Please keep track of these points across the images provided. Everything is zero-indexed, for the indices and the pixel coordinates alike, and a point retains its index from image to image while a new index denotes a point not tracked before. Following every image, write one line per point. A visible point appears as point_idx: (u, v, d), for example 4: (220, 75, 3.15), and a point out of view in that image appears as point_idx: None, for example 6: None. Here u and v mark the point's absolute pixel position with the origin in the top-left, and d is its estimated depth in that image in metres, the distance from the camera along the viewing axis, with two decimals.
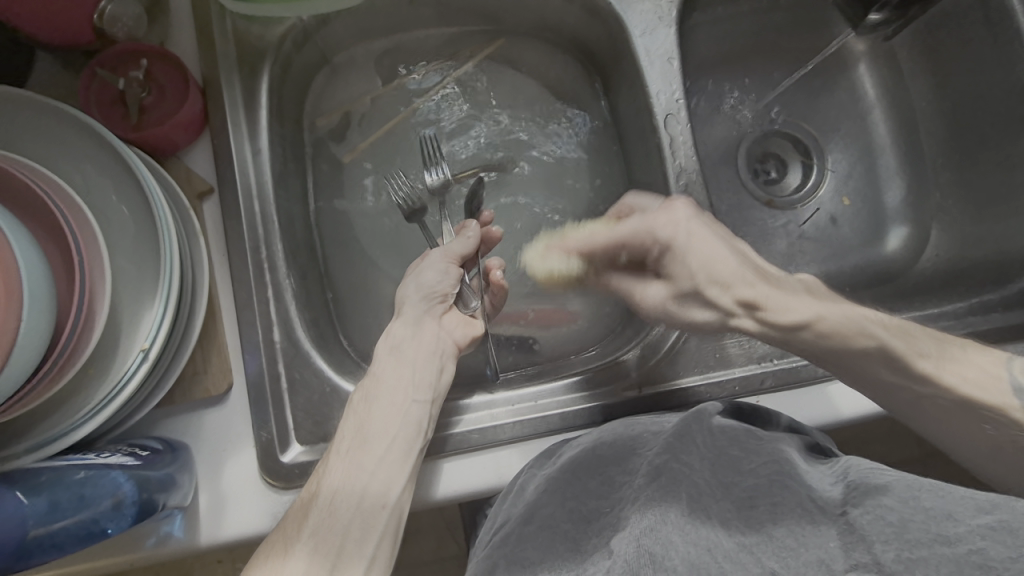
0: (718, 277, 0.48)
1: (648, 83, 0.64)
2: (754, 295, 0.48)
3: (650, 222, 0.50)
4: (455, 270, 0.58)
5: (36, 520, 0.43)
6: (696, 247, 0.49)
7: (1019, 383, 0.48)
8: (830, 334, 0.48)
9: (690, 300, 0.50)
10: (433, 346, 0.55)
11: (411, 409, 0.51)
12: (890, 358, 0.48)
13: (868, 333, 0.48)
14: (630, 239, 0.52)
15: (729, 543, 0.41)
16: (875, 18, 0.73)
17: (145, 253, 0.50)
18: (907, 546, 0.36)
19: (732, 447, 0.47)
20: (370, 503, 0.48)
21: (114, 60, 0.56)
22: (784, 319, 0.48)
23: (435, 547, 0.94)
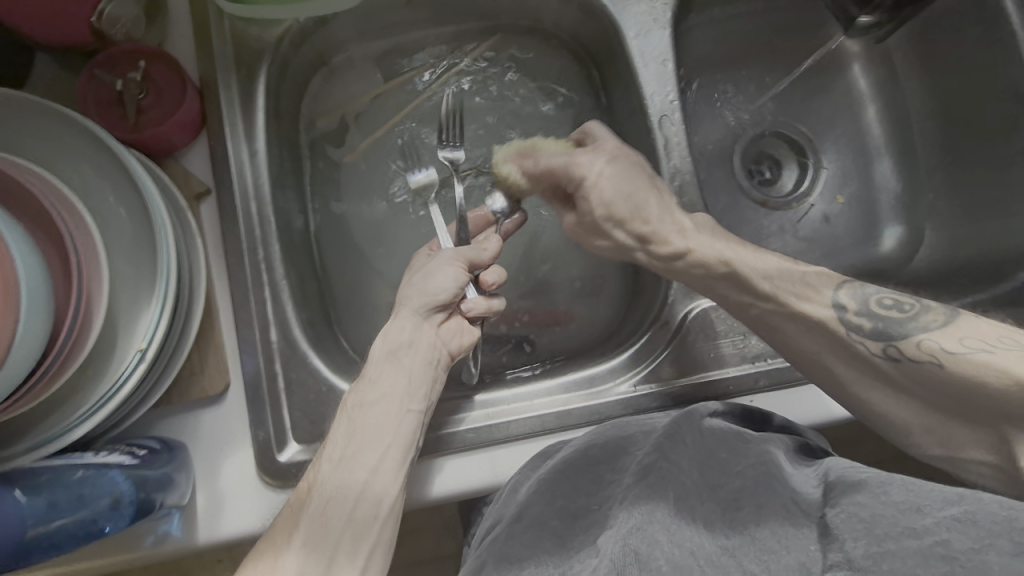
0: (617, 215, 0.56)
1: (643, 84, 0.64)
2: (648, 231, 0.55)
3: (574, 159, 0.57)
4: (461, 277, 0.56)
5: (35, 519, 0.44)
6: (597, 190, 0.56)
7: (838, 301, 0.49)
8: (700, 267, 0.54)
9: (592, 232, 0.59)
10: (428, 357, 0.55)
11: (405, 419, 0.52)
12: (739, 282, 0.52)
13: (725, 262, 0.53)
14: (560, 169, 0.58)
15: (712, 546, 0.42)
16: (866, 21, 0.73)
17: (143, 254, 0.51)
18: (876, 540, 0.37)
19: (721, 449, 0.47)
20: (363, 508, 0.49)
21: (113, 61, 0.56)
22: (660, 253, 0.55)
23: (432, 545, 0.95)
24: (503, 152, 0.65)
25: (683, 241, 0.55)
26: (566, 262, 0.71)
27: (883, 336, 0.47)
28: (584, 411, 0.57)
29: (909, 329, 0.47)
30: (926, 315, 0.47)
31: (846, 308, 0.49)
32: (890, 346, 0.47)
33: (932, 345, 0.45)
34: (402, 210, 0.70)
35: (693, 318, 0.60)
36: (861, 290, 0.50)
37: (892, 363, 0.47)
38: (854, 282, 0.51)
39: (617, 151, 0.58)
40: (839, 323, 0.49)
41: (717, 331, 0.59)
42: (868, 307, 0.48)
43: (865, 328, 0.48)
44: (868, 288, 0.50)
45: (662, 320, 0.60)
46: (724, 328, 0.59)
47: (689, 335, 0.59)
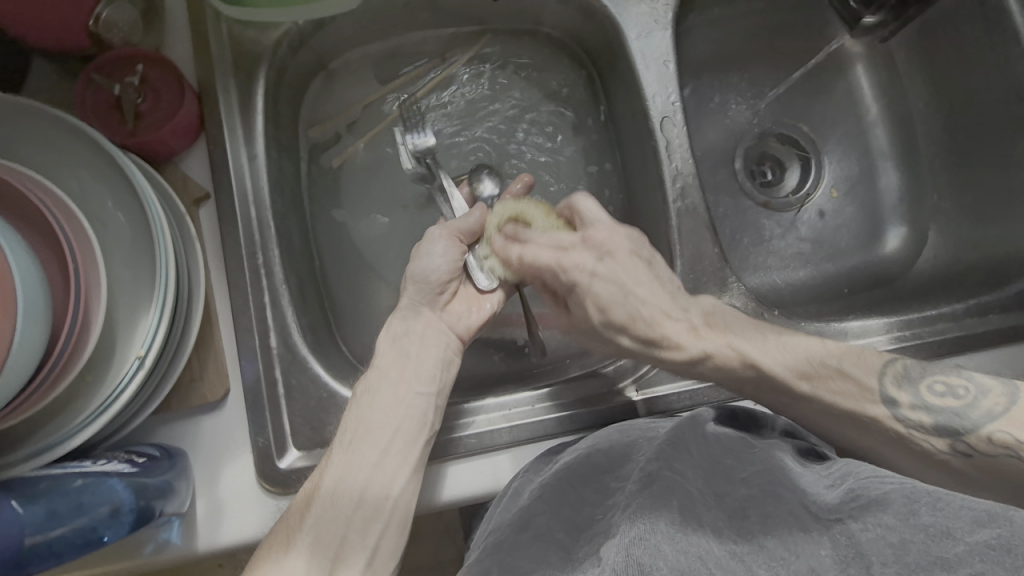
0: (617, 319, 0.53)
1: (644, 85, 0.64)
2: (656, 336, 0.52)
3: (561, 260, 0.53)
4: (453, 251, 0.57)
5: (33, 528, 0.44)
6: (594, 294, 0.52)
7: (886, 395, 0.48)
8: (720, 369, 0.52)
9: (597, 336, 0.55)
10: (434, 343, 0.55)
11: (414, 401, 0.52)
12: (776, 385, 0.51)
13: (748, 363, 0.51)
14: (548, 273, 0.54)
15: (720, 551, 0.42)
16: (871, 20, 0.73)
17: (141, 260, 0.50)
18: (908, 569, 0.37)
19: (726, 456, 0.48)
20: (372, 488, 0.49)
21: (111, 65, 0.56)
22: (676, 358, 0.52)
23: (434, 550, 0.95)
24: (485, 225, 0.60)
25: (696, 343, 0.52)
26: None
27: (947, 432, 0.46)
28: (587, 416, 0.56)
29: (973, 420, 0.46)
30: (984, 399, 0.46)
31: (898, 401, 0.48)
32: (959, 442, 0.46)
33: (1004, 437, 0.44)
34: (402, 214, 0.70)
35: None
36: (906, 376, 0.49)
37: (963, 460, 0.46)
38: (898, 365, 0.50)
39: (614, 240, 0.54)
40: (894, 419, 0.48)
41: None
42: (920, 398, 0.48)
43: (925, 425, 0.47)
44: (914, 375, 0.49)
45: None
46: None
47: None
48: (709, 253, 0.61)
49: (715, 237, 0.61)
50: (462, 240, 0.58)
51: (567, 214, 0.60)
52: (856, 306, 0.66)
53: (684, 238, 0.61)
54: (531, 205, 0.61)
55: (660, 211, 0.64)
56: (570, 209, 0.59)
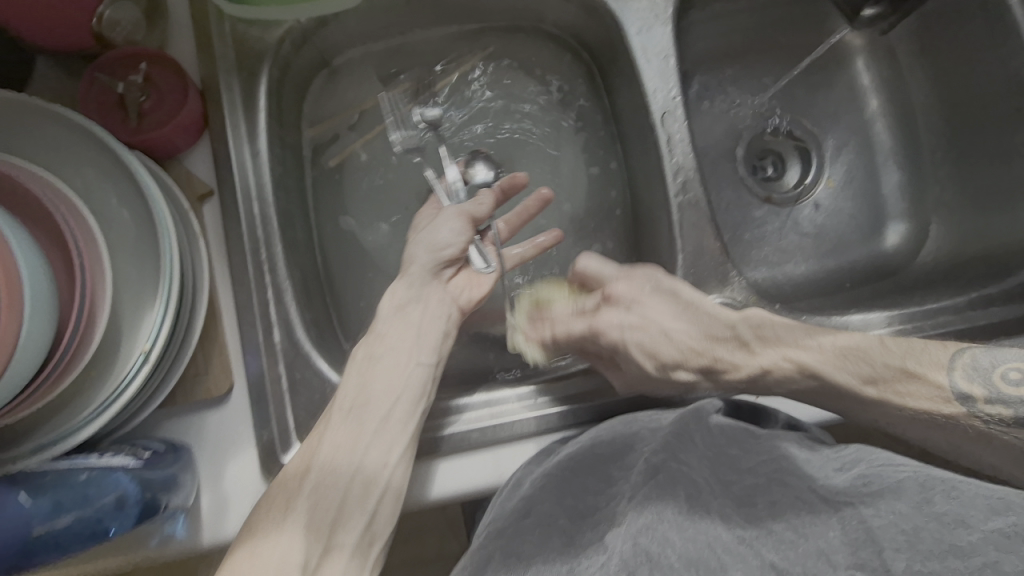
0: (668, 359, 0.59)
1: (644, 80, 0.64)
2: (707, 362, 0.58)
3: (593, 325, 0.59)
4: (464, 233, 0.59)
5: (39, 520, 0.44)
6: (627, 359, 0.58)
7: (960, 391, 0.51)
8: (783, 380, 0.56)
9: (668, 374, 0.58)
10: (434, 311, 0.57)
11: (415, 371, 0.53)
12: (840, 391, 0.54)
13: (803, 369, 0.55)
14: (588, 340, 0.59)
15: (727, 536, 0.45)
16: (870, 13, 0.74)
17: (145, 256, 0.51)
18: (920, 557, 0.41)
19: (732, 446, 0.47)
20: (374, 451, 0.49)
21: (115, 63, 0.56)
22: (737, 377, 0.58)
23: (437, 545, 0.95)
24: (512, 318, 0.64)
25: (751, 361, 0.57)
26: (569, 259, 0.71)
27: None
28: (589, 409, 0.56)
29: None
30: None
31: (972, 396, 0.51)
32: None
33: None
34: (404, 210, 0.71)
35: None
36: (979, 367, 0.51)
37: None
38: (971, 355, 0.52)
39: (631, 292, 0.60)
40: (970, 414, 0.51)
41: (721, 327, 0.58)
42: (991, 384, 0.51)
43: (1005, 416, 0.50)
44: (983, 362, 0.51)
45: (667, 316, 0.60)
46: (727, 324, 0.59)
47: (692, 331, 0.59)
48: (711, 247, 0.61)
49: (717, 230, 0.61)
50: (472, 223, 0.60)
51: (579, 278, 0.64)
52: (858, 300, 0.66)
53: (685, 232, 0.61)
54: (547, 286, 0.66)
55: (662, 205, 0.64)
56: (582, 272, 0.63)
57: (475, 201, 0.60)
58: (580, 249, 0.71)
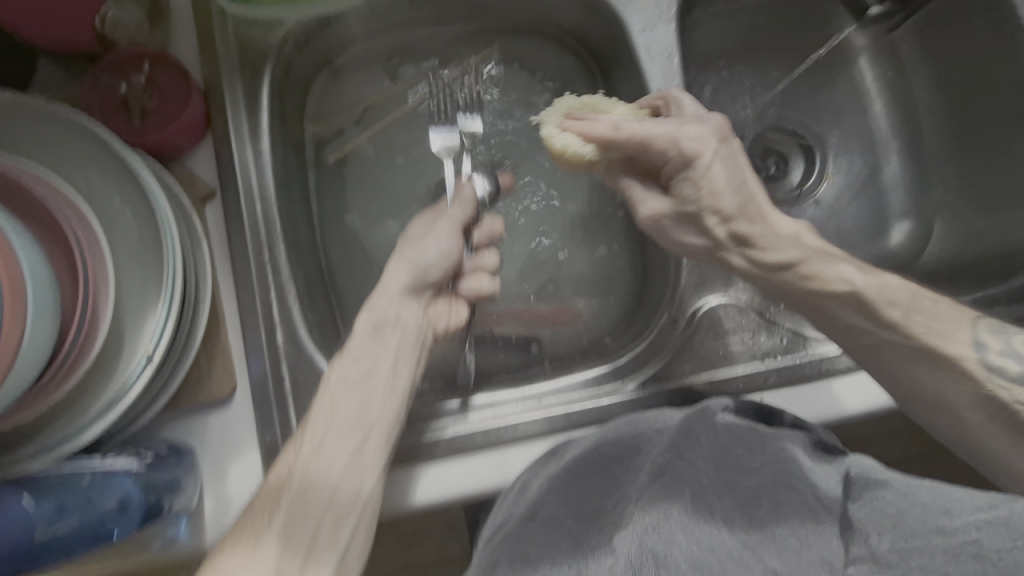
0: (723, 206, 0.51)
1: (648, 80, 0.64)
2: (747, 231, 0.53)
3: (680, 132, 0.50)
4: (452, 247, 0.56)
5: (44, 522, 0.44)
6: (711, 174, 0.50)
7: (977, 339, 0.51)
8: (811, 280, 0.53)
9: (684, 222, 0.53)
10: (409, 336, 0.55)
11: (390, 398, 0.52)
12: (862, 303, 0.52)
13: (846, 282, 0.53)
14: (658, 142, 0.50)
15: (732, 541, 0.43)
16: (877, 10, 0.73)
17: (149, 257, 0.50)
18: (903, 537, 0.41)
19: (738, 445, 0.47)
20: (343, 486, 0.48)
21: (116, 63, 0.56)
22: (763, 258, 0.53)
23: (439, 547, 0.95)
24: (551, 121, 0.59)
25: (795, 254, 0.53)
26: (571, 260, 0.70)
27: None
28: (593, 411, 0.56)
29: None
30: None
31: (988, 346, 0.51)
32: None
33: None
34: (407, 210, 0.70)
35: (703, 315, 0.59)
36: (1002, 326, 0.51)
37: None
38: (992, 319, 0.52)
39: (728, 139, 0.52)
40: (979, 361, 0.50)
41: (726, 328, 0.59)
42: (1011, 346, 0.50)
43: (1014, 372, 0.49)
44: (1009, 329, 0.51)
45: (671, 318, 0.60)
46: (733, 324, 0.58)
47: (696, 333, 0.58)
48: None
49: None
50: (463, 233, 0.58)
51: (654, 106, 0.59)
52: None
53: None
54: (605, 100, 0.61)
55: None
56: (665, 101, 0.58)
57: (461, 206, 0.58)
58: (583, 249, 0.71)
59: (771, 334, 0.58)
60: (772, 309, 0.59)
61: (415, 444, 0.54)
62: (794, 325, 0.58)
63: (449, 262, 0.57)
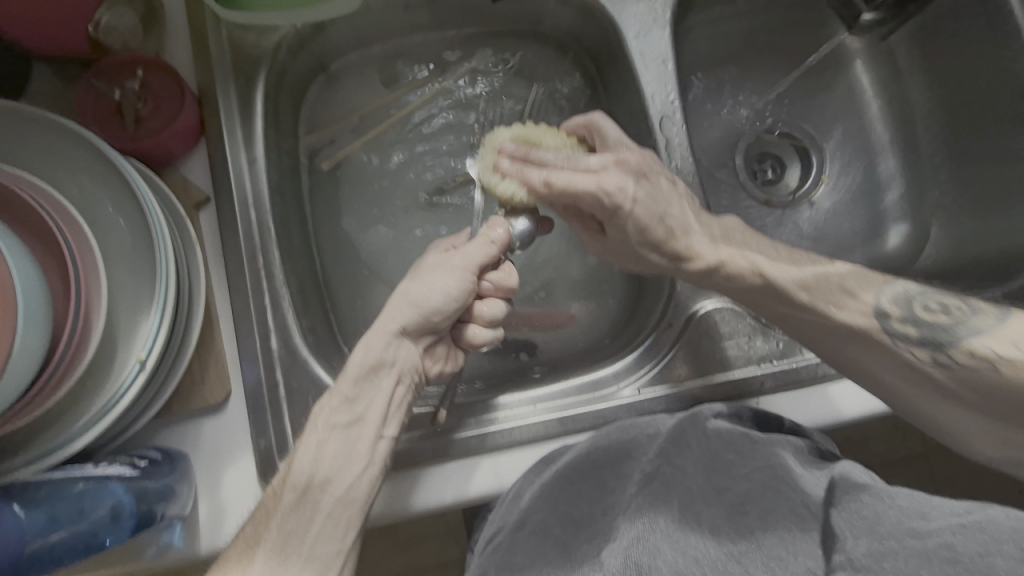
0: (655, 241, 0.53)
1: (643, 84, 0.64)
2: (687, 249, 0.54)
3: (601, 182, 0.50)
4: (462, 296, 0.51)
5: (34, 533, 0.44)
6: (635, 218, 0.51)
7: (881, 307, 0.51)
8: (732, 279, 0.53)
9: (626, 255, 0.57)
10: (404, 380, 0.52)
11: (378, 446, 0.50)
12: (777, 294, 0.52)
13: (759, 273, 0.53)
14: (587, 196, 0.51)
15: (716, 552, 0.43)
16: (869, 18, 0.73)
17: (142, 264, 0.50)
18: (878, 539, 0.40)
19: (728, 451, 0.48)
20: (322, 540, 0.47)
21: (110, 69, 0.56)
22: (692, 270, 0.54)
23: (437, 550, 0.95)
24: (488, 159, 0.56)
25: (715, 252, 0.53)
26: (567, 264, 0.70)
27: (930, 344, 0.50)
28: (588, 416, 0.56)
29: (960, 335, 0.49)
30: (975, 318, 0.49)
31: (890, 314, 0.51)
32: (941, 353, 0.49)
33: (987, 352, 0.48)
34: (403, 215, 0.70)
35: (699, 320, 0.59)
36: (904, 295, 0.51)
37: (942, 371, 0.50)
38: (897, 284, 0.52)
39: (647, 170, 0.52)
40: (885, 331, 0.50)
41: (722, 332, 0.58)
42: (912, 313, 0.50)
43: (913, 336, 0.50)
44: (911, 291, 0.52)
45: (666, 322, 0.59)
46: (729, 329, 0.58)
47: (693, 337, 0.58)
48: None
49: None
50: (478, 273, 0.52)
51: (583, 130, 0.59)
52: None
53: None
54: (532, 128, 0.59)
55: None
56: (589, 126, 0.58)
57: (484, 245, 0.52)
58: (578, 253, 0.71)
59: (768, 338, 0.58)
60: None
61: (414, 448, 0.54)
62: None
63: (457, 309, 0.52)
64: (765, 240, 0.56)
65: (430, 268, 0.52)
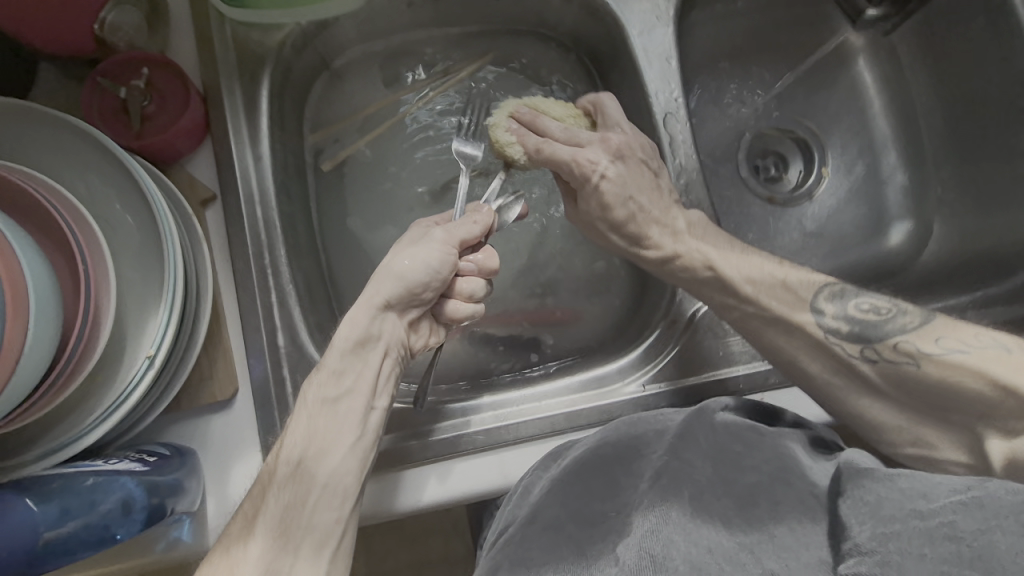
0: (616, 219, 0.58)
1: (646, 81, 0.64)
2: (643, 233, 0.58)
3: (578, 157, 0.56)
4: (446, 266, 0.51)
5: (47, 525, 0.44)
6: (599, 194, 0.57)
7: (817, 305, 0.54)
8: (685, 270, 0.57)
9: (587, 229, 0.61)
10: (391, 354, 0.52)
11: (370, 416, 0.50)
12: (723, 284, 0.55)
13: (708, 265, 0.56)
14: (567, 167, 0.57)
15: (729, 543, 0.43)
16: (874, 13, 0.74)
17: (150, 260, 0.51)
18: (882, 523, 0.41)
19: (736, 443, 0.48)
20: (320, 513, 0.47)
21: (116, 68, 0.56)
22: (651, 256, 0.58)
23: (442, 547, 0.95)
24: (501, 117, 0.61)
25: (673, 244, 0.57)
26: (570, 260, 0.71)
27: (861, 339, 0.52)
28: (593, 411, 0.56)
29: (885, 331, 0.52)
30: (901, 317, 0.52)
31: (824, 311, 0.54)
32: (869, 347, 0.52)
33: (910, 348, 0.50)
34: (407, 212, 0.70)
35: (703, 316, 0.59)
36: (840, 294, 0.55)
37: (870, 366, 0.52)
38: (834, 285, 0.55)
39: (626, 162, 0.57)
40: (817, 324, 0.53)
41: (726, 328, 0.59)
42: (846, 312, 0.53)
43: (843, 330, 0.53)
44: (846, 295, 0.54)
45: (671, 317, 0.60)
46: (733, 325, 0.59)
47: (698, 333, 0.59)
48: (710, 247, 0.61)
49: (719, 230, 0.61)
50: (460, 249, 0.53)
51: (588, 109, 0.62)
52: None
53: None
54: (545, 98, 0.63)
55: None
56: (597, 106, 0.62)
57: (470, 220, 0.54)
58: (582, 249, 0.71)
59: None
60: None
61: (403, 446, 0.54)
62: None
63: (440, 282, 0.52)
64: (725, 236, 0.59)
65: (414, 242, 0.53)
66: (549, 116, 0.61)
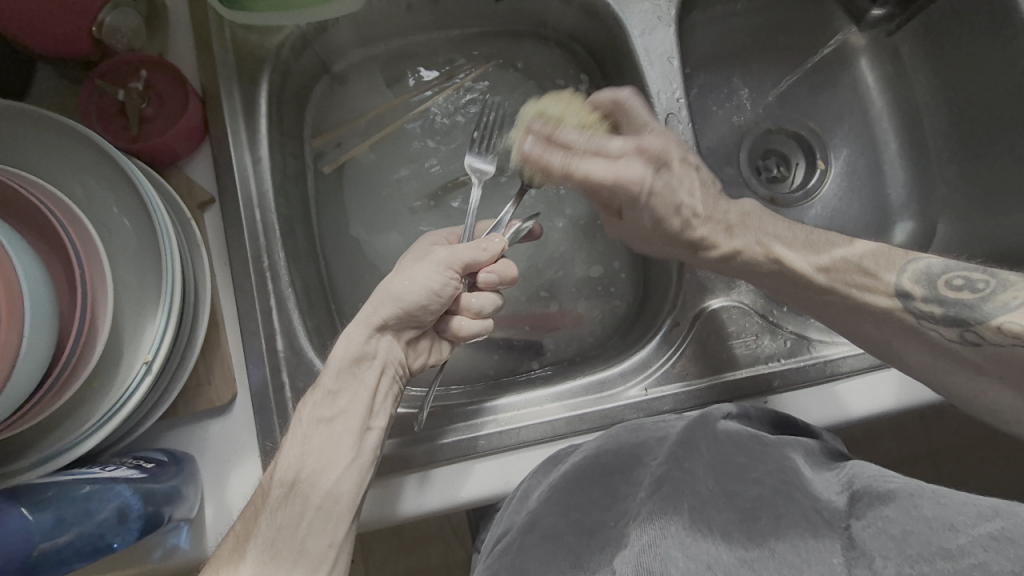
0: (673, 230, 0.56)
1: (647, 83, 0.63)
2: (703, 235, 0.56)
3: (618, 174, 0.53)
4: (444, 288, 0.51)
5: (41, 535, 0.44)
6: (651, 208, 0.55)
7: (902, 287, 0.52)
8: (748, 263, 0.56)
9: (647, 242, 0.60)
10: (387, 372, 0.52)
11: (366, 439, 0.50)
12: (793, 277, 0.54)
13: (772, 257, 0.55)
14: (610, 187, 0.54)
15: (729, 558, 0.42)
16: (878, 13, 0.73)
17: (147, 265, 0.50)
18: (907, 560, 0.39)
19: (738, 453, 0.48)
20: (312, 536, 0.46)
21: (112, 70, 0.55)
22: (713, 255, 0.56)
23: (443, 552, 0.94)
24: (519, 133, 0.60)
25: (730, 241, 0.56)
26: (572, 263, 0.70)
27: (955, 322, 0.50)
28: (596, 415, 0.56)
29: (986, 311, 0.49)
30: (1002, 292, 0.49)
31: (912, 294, 0.52)
32: (968, 330, 0.49)
33: (1014, 327, 0.47)
34: (407, 215, 0.70)
35: (708, 319, 0.58)
36: (927, 274, 0.52)
37: (973, 350, 0.49)
38: (918, 263, 0.53)
39: (670, 167, 0.55)
40: (907, 310, 0.51)
41: (729, 331, 0.58)
42: (934, 292, 0.51)
43: (936, 314, 0.50)
44: (932, 271, 0.52)
45: (672, 321, 0.59)
46: (735, 328, 0.58)
47: (700, 334, 0.58)
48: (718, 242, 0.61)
49: None
50: (461, 271, 0.52)
51: (606, 108, 0.59)
52: None
53: None
54: (559, 103, 0.61)
55: None
56: (617, 106, 0.58)
57: (480, 245, 0.53)
58: (583, 252, 0.70)
59: (774, 337, 0.58)
60: (774, 313, 0.59)
61: (407, 452, 0.53)
62: (796, 328, 0.58)
63: (439, 304, 0.52)
64: (779, 221, 0.58)
65: (414, 263, 0.53)
66: (567, 125, 0.58)
